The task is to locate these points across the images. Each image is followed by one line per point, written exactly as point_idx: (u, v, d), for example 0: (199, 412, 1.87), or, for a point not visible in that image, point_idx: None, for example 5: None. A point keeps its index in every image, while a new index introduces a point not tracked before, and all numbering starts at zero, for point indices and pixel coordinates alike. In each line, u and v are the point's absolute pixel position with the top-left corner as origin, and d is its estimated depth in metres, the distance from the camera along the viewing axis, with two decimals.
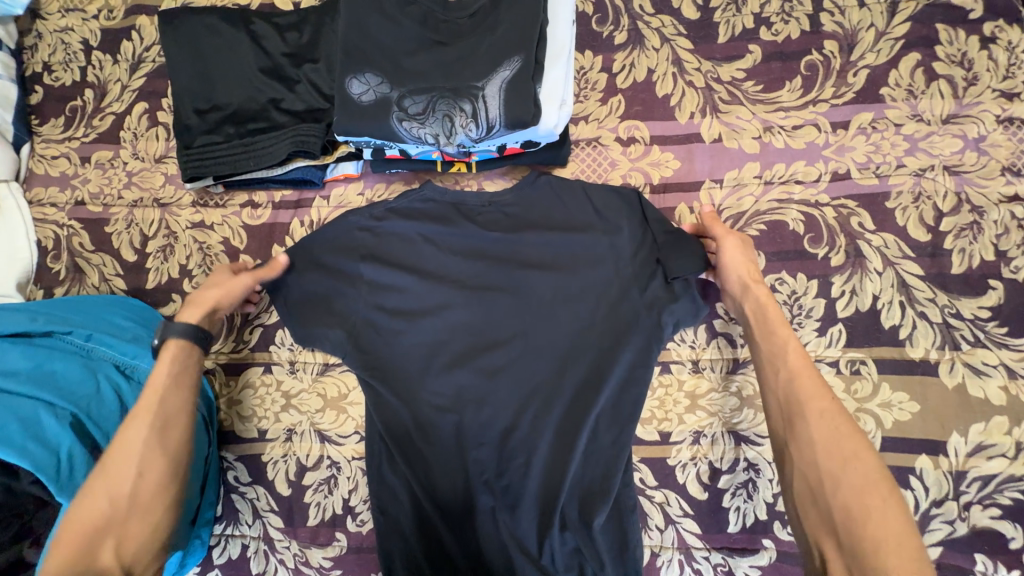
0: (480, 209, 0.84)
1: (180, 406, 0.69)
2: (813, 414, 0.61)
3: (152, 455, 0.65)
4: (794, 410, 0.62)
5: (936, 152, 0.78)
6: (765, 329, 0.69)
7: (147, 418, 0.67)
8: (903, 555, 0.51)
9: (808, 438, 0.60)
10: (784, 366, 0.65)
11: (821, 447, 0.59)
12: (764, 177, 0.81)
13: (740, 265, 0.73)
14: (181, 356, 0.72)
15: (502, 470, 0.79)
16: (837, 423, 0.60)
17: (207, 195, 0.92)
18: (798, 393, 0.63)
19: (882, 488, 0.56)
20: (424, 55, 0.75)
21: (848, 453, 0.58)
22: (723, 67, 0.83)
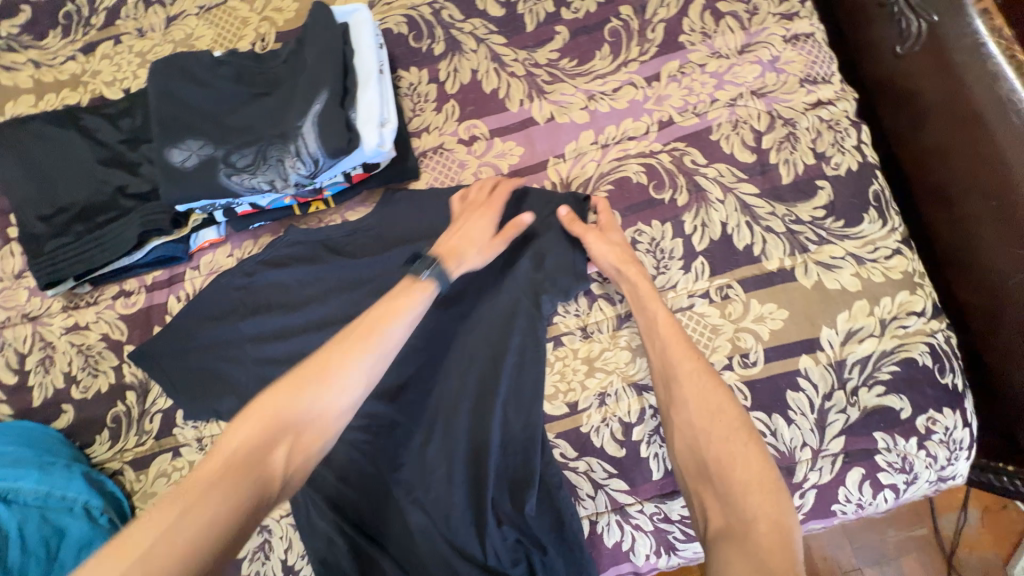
0: (346, 240, 0.86)
1: (396, 343, 0.69)
2: (684, 376, 0.67)
3: (329, 400, 0.62)
4: (668, 375, 0.68)
5: (741, 81, 0.84)
6: (643, 308, 0.75)
7: (379, 353, 0.67)
8: (763, 489, 0.57)
9: (682, 399, 0.66)
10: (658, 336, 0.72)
11: (694, 404, 0.65)
12: (599, 142, 0.86)
13: (608, 248, 0.78)
14: (425, 297, 0.72)
15: (428, 484, 0.78)
16: (706, 383, 0.66)
17: (76, 296, 0.90)
18: (670, 358, 0.69)
19: (744, 433, 0.61)
20: (242, 108, 0.76)
21: (718, 410, 0.64)
22: (537, 52, 0.89)
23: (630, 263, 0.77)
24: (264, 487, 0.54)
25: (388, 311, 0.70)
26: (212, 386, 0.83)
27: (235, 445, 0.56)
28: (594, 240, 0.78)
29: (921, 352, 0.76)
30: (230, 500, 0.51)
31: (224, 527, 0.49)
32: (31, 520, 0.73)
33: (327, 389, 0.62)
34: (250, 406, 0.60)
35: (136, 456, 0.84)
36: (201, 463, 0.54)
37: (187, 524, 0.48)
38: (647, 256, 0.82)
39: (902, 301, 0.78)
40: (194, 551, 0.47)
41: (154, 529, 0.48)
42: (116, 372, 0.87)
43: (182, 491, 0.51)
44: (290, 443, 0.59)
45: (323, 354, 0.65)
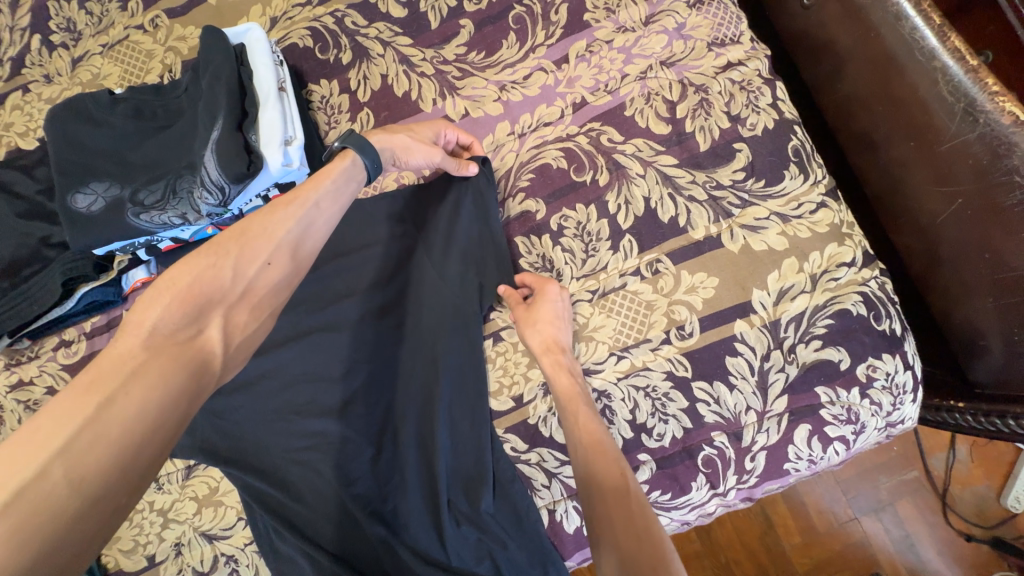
0: None
1: (322, 214, 0.66)
2: (608, 489, 0.64)
3: (258, 276, 0.59)
4: (592, 490, 0.65)
5: (649, 53, 0.83)
6: (571, 418, 0.71)
7: (300, 218, 0.63)
8: None
9: (607, 516, 0.62)
10: (582, 445, 0.69)
11: (617, 520, 0.60)
12: (516, 132, 0.85)
13: (539, 332, 0.75)
14: (351, 162, 0.72)
15: (385, 493, 0.79)
16: (626, 500, 0.62)
17: (17, 353, 0.90)
18: (594, 470, 0.66)
19: (664, 549, 0.56)
20: (143, 144, 0.76)
21: (638, 525, 0.59)
22: (444, 49, 0.87)
23: (554, 355, 0.75)
24: (199, 367, 0.50)
25: (310, 181, 0.67)
26: None
27: (153, 326, 0.50)
28: (523, 325, 0.76)
29: (855, 302, 0.76)
30: (157, 376, 0.47)
31: (168, 400, 0.46)
32: None
33: (253, 265, 0.59)
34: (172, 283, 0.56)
35: None
36: (116, 347, 0.48)
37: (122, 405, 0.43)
38: (575, 240, 0.81)
39: (832, 254, 0.77)
40: (132, 435, 0.43)
41: (72, 408, 0.42)
42: None
43: (91, 379, 0.45)
44: (221, 318, 0.55)
45: (247, 225, 0.60)
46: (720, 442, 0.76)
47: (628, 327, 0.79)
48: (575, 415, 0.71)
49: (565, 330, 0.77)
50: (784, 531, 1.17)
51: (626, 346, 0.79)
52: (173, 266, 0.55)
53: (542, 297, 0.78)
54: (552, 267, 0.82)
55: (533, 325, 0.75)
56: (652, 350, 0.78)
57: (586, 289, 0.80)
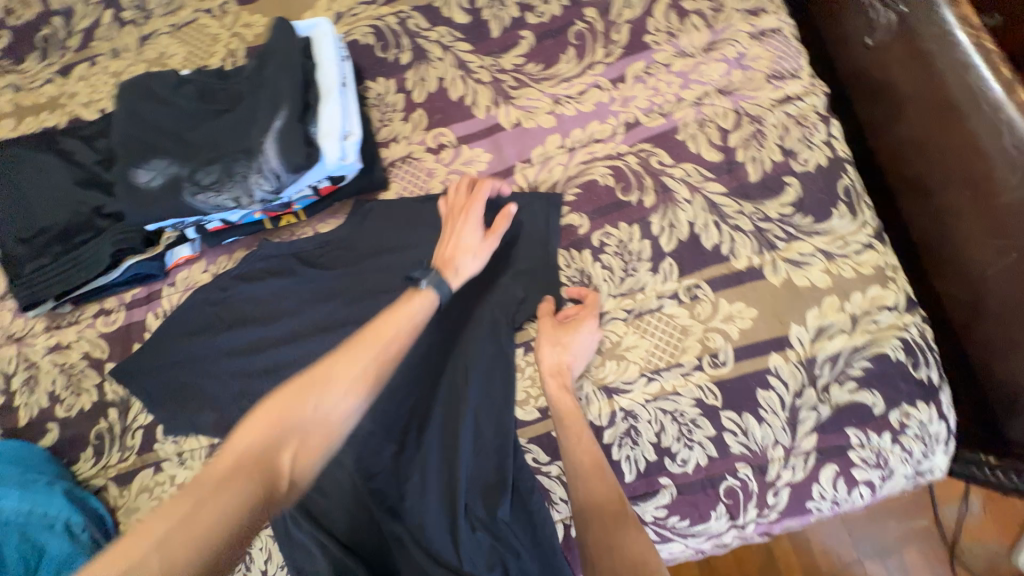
0: (317, 252, 0.87)
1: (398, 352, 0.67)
2: (607, 517, 0.67)
3: (331, 416, 0.60)
4: (588, 516, 0.68)
5: (706, 79, 0.83)
6: (571, 444, 0.73)
7: (380, 365, 0.64)
8: None
9: (606, 548, 0.65)
10: (580, 474, 0.71)
11: (616, 551, 0.64)
12: (566, 146, 0.86)
13: (555, 352, 0.76)
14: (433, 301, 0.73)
15: (403, 492, 0.79)
16: (625, 530, 0.66)
17: (58, 317, 0.91)
18: (590, 497, 0.70)
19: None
20: (204, 127, 0.77)
21: (638, 559, 0.63)
22: (503, 58, 0.89)
23: (562, 378, 0.77)
24: (269, 487, 0.53)
25: (376, 330, 0.67)
26: (193, 400, 0.86)
27: (246, 446, 0.56)
28: (543, 344, 0.77)
29: (893, 346, 0.75)
30: (231, 495, 0.51)
31: (242, 512, 0.50)
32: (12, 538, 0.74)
33: (327, 401, 0.60)
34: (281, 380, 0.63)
35: (120, 472, 0.86)
36: (211, 469, 0.54)
37: (206, 515, 0.49)
38: (615, 259, 0.82)
39: (874, 295, 0.77)
40: (192, 553, 0.47)
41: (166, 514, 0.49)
42: (99, 389, 0.89)
43: (184, 494, 0.51)
44: (297, 444, 0.57)
45: (331, 362, 0.63)
46: (744, 474, 0.76)
47: (662, 350, 0.79)
48: (575, 442, 0.73)
49: (585, 359, 0.78)
50: (786, 567, 1.16)
51: (657, 369, 0.78)
52: (272, 391, 0.61)
53: (575, 323, 0.78)
54: (590, 282, 0.82)
55: (552, 345, 0.76)
56: (683, 375, 0.78)
57: (622, 307, 0.81)
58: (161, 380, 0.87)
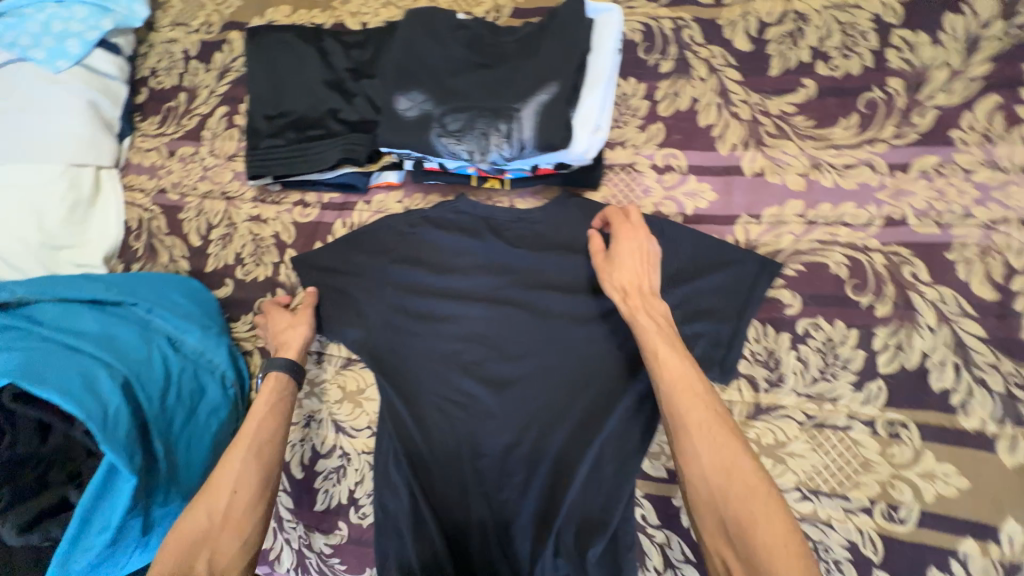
0: (507, 224, 0.88)
1: (274, 437, 0.74)
2: (694, 424, 0.62)
3: (247, 478, 0.69)
4: (678, 426, 0.62)
5: (1011, 203, 0.71)
6: (653, 355, 0.67)
7: (252, 446, 0.72)
8: (788, 556, 0.53)
9: (696, 457, 0.60)
10: (665, 381, 0.65)
11: (707, 458, 0.60)
12: (806, 217, 0.77)
13: (615, 271, 0.75)
14: (279, 388, 0.79)
15: (502, 484, 0.78)
16: (720, 438, 0.60)
17: (266, 192, 1.00)
18: (677, 409, 0.63)
19: (763, 494, 0.57)
20: (467, 75, 0.78)
21: (731, 464, 0.59)
22: (772, 100, 0.81)
23: (641, 297, 0.73)
24: None
25: (255, 411, 0.76)
26: (344, 313, 0.88)
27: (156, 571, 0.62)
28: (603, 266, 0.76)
29: None
30: None
31: (237, 535, 0.66)
32: (187, 371, 0.76)
33: (221, 497, 0.68)
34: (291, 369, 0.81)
35: (266, 346, 0.94)
36: None
37: (219, 545, 0.65)
38: (815, 355, 0.73)
39: None
40: None
41: (177, 551, 0.64)
42: (274, 268, 0.97)
43: None
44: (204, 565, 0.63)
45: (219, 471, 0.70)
46: None
47: (830, 473, 0.69)
48: (658, 349, 0.67)
49: (648, 275, 0.74)
50: None
51: (817, 491, 0.69)
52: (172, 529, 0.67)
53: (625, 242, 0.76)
54: (776, 368, 0.74)
55: (611, 265, 0.75)
56: (845, 512, 0.68)
57: (803, 409, 0.72)
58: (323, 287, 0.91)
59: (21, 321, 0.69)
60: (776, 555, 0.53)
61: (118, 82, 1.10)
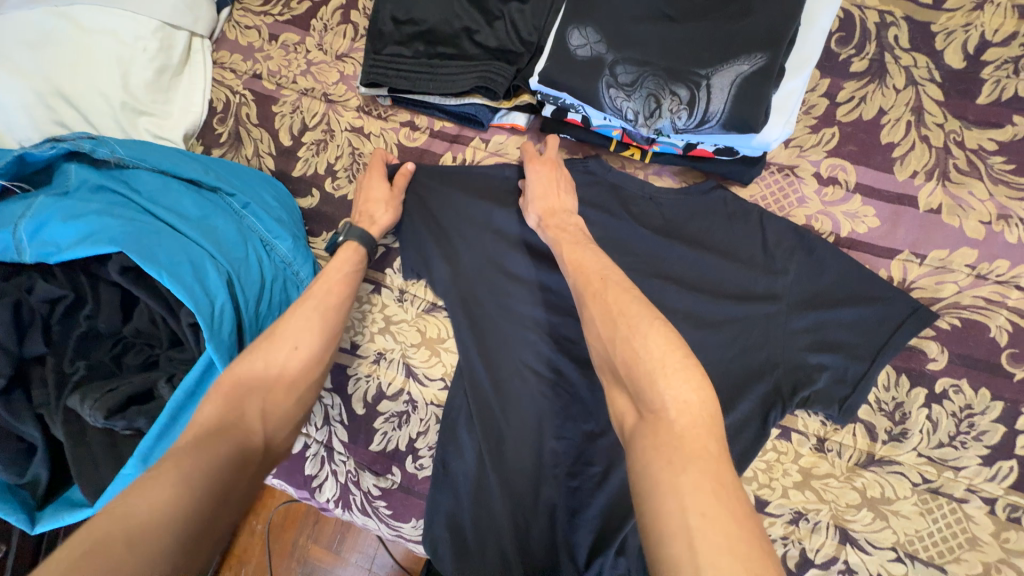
0: (637, 199, 0.78)
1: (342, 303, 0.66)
2: (595, 295, 0.59)
3: (310, 330, 0.61)
4: (582, 300, 0.61)
5: None
6: (562, 258, 0.67)
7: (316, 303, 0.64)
8: (678, 377, 0.48)
9: (591, 320, 0.58)
10: (571, 271, 0.64)
11: (600, 316, 0.57)
12: (977, 270, 0.70)
13: (536, 179, 0.74)
14: (355, 261, 0.74)
15: (576, 470, 0.75)
16: (614, 294, 0.58)
17: (373, 104, 0.92)
18: (580, 286, 0.62)
19: (659, 331, 0.52)
20: (651, 25, 0.68)
21: (620, 311, 0.56)
22: (972, 131, 0.72)
23: (557, 215, 0.72)
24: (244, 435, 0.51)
25: (327, 275, 0.69)
26: (431, 252, 0.82)
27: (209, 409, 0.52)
28: (533, 175, 0.75)
29: None
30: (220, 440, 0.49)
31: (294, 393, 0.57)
32: (278, 280, 0.70)
33: (280, 347, 0.59)
34: (366, 240, 0.76)
35: None
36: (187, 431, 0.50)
37: (272, 394, 0.56)
38: (948, 419, 0.68)
39: None
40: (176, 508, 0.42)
41: (230, 392, 0.53)
42: None
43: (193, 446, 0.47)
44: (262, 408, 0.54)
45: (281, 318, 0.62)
46: None
47: (933, 542, 0.66)
48: (565, 252, 0.67)
49: (572, 198, 0.75)
50: None
51: (914, 555, 0.66)
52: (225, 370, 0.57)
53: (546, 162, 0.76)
54: (901, 420, 0.69)
55: (541, 174, 0.75)
56: None
57: (920, 471, 0.67)
58: (417, 222, 0.83)
59: (117, 186, 0.63)
60: (660, 383, 0.48)
61: None
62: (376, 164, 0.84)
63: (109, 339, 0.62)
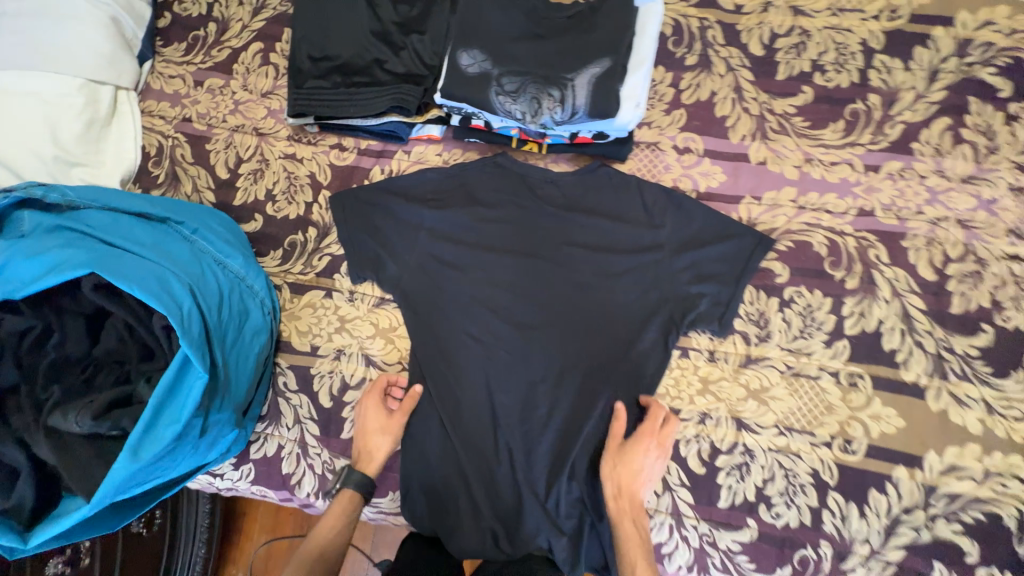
0: (541, 184, 0.95)
1: (325, 569, 0.77)
2: (622, 525, 0.78)
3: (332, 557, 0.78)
4: (616, 515, 0.79)
5: (952, 206, 0.88)
6: (615, 518, 0.79)
7: (342, 520, 0.80)
8: None
9: (621, 545, 0.77)
10: (613, 491, 0.80)
11: (626, 543, 0.77)
12: (798, 202, 0.91)
13: (615, 475, 0.80)
14: (348, 510, 0.81)
15: (525, 417, 0.87)
16: (638, 534, 0.77)
17: (302, 132, 1.02)
18: (617, 510, 0.79)
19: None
20: (524, 44, 0.85)
21: (640, 562, 0.75)
22: (777, 101, 0.95)
23: (630, 498, 0.79)
24: None
25: (330, 511, 0.80)
26: (374, 254, 0.93)
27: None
28: (624, 466, 0.80)
29: (1011, 514, 0.79)
30: None
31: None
32: (235, 292, 0.78)
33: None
34: (364, 486, 0.82)
35: (296, 281, 0.97)
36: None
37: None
38: (796, 317, 0.87)
39: (1011, 462, 0.80)
40: None
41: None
42: (308, 208, 0.99)
43: None
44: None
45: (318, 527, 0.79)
46: (823, 551, 0.81)
47: (802, 414, 0.84)
48: (625, 529, 0.77)
49: (645, 479, 0.80)
50: None
51: (791, 427, 0.84)
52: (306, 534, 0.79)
53: (634, 449, 0.81)
54: (765, 325, 0.88)
55: (633, 466, 0.80)
56: (812, 445, 0.83)
57: (784, 361, 0.86)
58: (360, 229, 0.94)
59: (69, 222, 0.69)
60: None
61: (142, 2, 1.06)
62: (375, 392, 0.88)
63: (79, 363, 0.67)
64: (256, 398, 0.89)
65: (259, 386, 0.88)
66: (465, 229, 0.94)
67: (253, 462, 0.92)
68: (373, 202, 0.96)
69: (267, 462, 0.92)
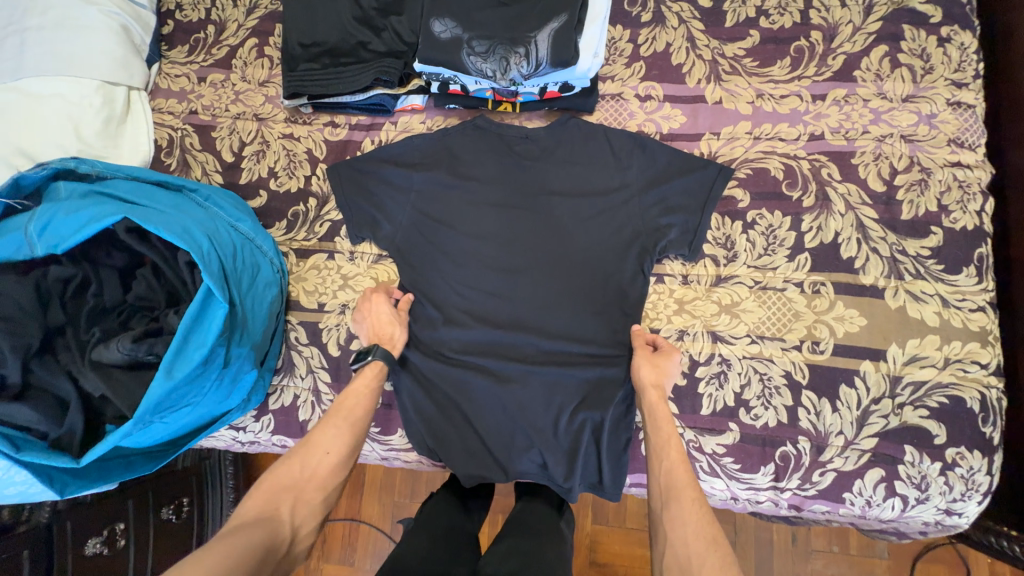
0: (518, 140, 1.04)
1: (364, 414, 0.85)
2: (665, 441, 0.78)
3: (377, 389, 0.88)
4: (657, 444, 0.78)
5: (895, 123, 0.95)
6: (653, 436, 0.79)
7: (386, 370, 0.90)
8: (699, 536, 0.67)
9: (664, 466, 0.76)
10: (648, 416, 0.82)
11: (668, 463, 0.75)
12: (753, 134, 0.99)
13: (648, 371, 0.84)
14: (379, 375, 0.89)
15: (517, 352, 0.95)
16: (677, 452, 0.76)
17: (298, 114, 1.13)
18: (660, 428, 0.79)
19: (688, 490, 0.72)
20: (491, 11, 0.95)
21: (686, 476, 0.74)
22: (727, 46, 1.03)
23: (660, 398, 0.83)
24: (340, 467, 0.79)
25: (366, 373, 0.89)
26: (366, 217, 1.02)
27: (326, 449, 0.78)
28: (651, 367, 0.85)
29: (972, 396, 0.85)
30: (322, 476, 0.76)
31: (322, 492, 0.75)
32: (248, 245, 0.88)
33: (315, 455, 0.77)
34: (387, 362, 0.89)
35: (300, 247, 1.06)
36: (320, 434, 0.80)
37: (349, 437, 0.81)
38: (760, 237, 0.94)
39: (970, 349, 0.86)
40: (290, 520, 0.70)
41: (267, 491, 0.71)
42: (307, 180, 1.09)
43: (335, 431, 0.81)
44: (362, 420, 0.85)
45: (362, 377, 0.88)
46: (802, 446, 0.87)
47: (771, 322, 0.91)
48: (659, 442, 0.78)
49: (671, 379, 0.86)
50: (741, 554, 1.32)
51: (762, 335, 0.91)
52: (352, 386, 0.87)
53: (667, 353, 0.87)
54: (731, 247, 0.95)
55: (661, 369, 0.84)
56: (783, 349, 0.90)
57: (751, 277, 0.93)
58: (352, 194, 1.03)
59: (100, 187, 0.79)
60: (672, 533, 0.69)
61: (147, 11, 1.17)
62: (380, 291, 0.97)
63: (114, 312, 0.78)
64: (272, 350, 0.97)
65: (274, 340, 0.96)
66: (453, 189, 1.01)
67: (272, 413, 1.00)
68: (364, 168, 1.04)
69: (285, 412, 1.00)
